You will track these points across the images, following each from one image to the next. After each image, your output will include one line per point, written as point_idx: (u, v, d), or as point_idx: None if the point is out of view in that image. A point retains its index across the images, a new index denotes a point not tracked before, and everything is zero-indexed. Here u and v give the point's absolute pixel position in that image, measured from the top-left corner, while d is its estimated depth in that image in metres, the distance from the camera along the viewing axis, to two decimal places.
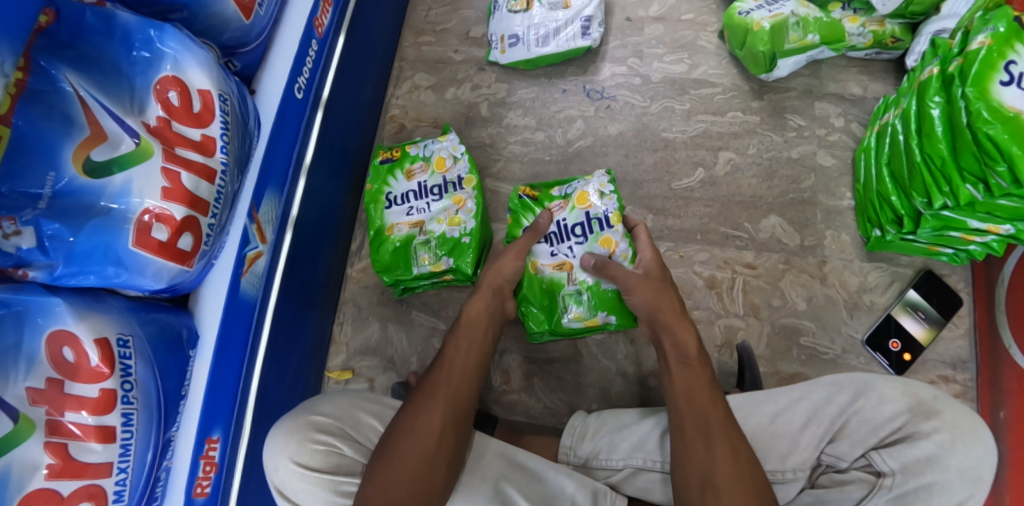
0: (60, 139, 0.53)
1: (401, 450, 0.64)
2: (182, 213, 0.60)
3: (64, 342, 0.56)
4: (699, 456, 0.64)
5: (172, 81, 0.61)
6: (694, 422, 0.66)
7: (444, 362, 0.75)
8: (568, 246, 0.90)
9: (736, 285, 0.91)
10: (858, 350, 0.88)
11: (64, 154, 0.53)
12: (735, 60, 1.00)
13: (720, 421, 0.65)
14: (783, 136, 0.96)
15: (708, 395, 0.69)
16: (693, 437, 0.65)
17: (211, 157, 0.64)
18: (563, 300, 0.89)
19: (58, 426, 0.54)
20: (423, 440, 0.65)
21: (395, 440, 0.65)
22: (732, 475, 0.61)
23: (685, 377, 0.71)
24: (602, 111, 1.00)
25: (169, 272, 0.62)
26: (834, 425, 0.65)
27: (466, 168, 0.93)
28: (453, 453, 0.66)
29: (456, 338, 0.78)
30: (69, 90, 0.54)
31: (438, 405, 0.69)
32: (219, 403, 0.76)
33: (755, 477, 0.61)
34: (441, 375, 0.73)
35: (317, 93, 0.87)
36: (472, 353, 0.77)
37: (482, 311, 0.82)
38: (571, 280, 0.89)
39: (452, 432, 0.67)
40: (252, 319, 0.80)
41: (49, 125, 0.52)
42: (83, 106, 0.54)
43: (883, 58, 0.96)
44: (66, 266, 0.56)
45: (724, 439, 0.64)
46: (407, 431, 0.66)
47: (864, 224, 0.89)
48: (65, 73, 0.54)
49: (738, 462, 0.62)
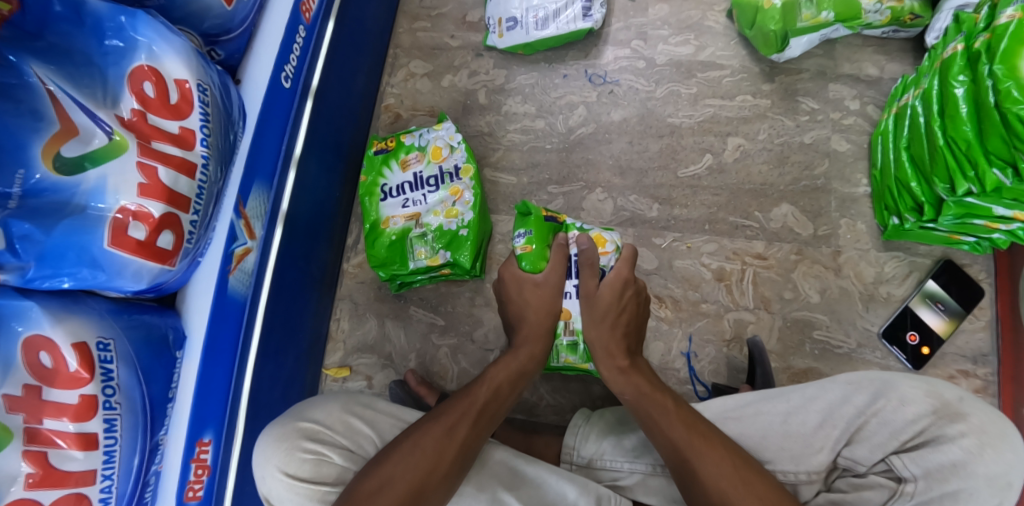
0: (29, 136, 0.50)
1: (396, 479, 0.60)
2: (161, 210, 0.57)
3: (41, 347, 0.54)
4: (701, 468, 0.60)
5: (147, 72, 0.58)
6: (674, 437, 0.63)
7: (468, 395, 0.70)
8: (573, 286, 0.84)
9: (746, 277, 0.87)
10: (874, 343, 0.84)
11: (33, 150, 0.50)
12: (745, 41, 0.96)
13: (697, 430, 0.63)
14: (796, 120, 0.91)
15: (680, 409, 0.66)
16: (682, 452, 0.62)
17: (190, 150, 0.61)
18: (557, 347, 0.85)
19: (37, 434, 0.52)
20: (423, 469, 0.61)
21: (386, 467, 0.61)
22: (735, 480, 0.58)
23: (648, 400, 0.68)
24: (605, 96, 0.96)
25: (150, 272, 0.59)
26: (851, 427, 0.62)
27: (463, 157, 0.90)
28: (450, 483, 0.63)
29: (492, 373, 0.74)
30: (36, 83, 0.51)
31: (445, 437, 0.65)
32: (210, 406, 0.73)
33: (751, 482, 0.58)
34: (460, 407, 0.69)
35: (306, 83, 0.84)
36: (502, 392, 0.73)
37: (530, 357, 0.77)
38: (569, 330, 0.84)
39: (455, 465, 0.64)
40: (243, 319, 0.77)
41: (18, 121, 0.50)
42: (53, 99, 0.52)
43: (901, 36, 0.91)
44: (38, 269, 0.53)
45: (712, 449, 0.61)
46: (406, 458, 0.62)
47: (881, 212, 0.85)
48: (32, 65, 0.51)
49: (732, 466, 0.59)
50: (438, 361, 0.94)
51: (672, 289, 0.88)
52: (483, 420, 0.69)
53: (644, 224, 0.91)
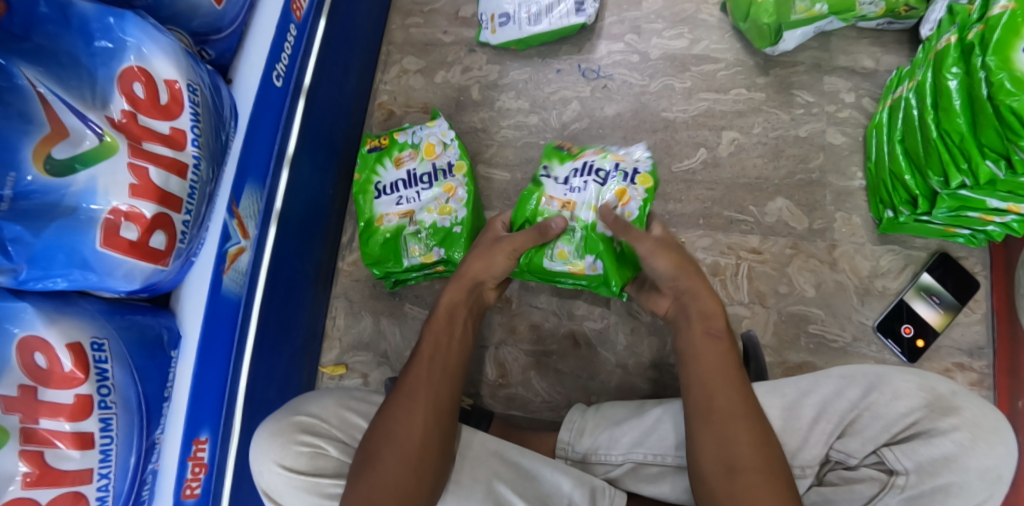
0: (19, 138, 0.50)
1: (383, 460, 0.61)
2: (152, 210, 0.58)
3: (36, 348, 0.55)
4: (725, 437, 0.60)
5: (137, 72, 0.58)
6: (714, 405, 0.62)
7: (419, 358, 0.70)
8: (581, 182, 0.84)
9: (741, 272, 0.87)
10: (870, 337, 0.84)
11: (23, 152, 0.50)
12: (739, 34, 0.95)
13: (739, 401, 0.62)
14: (791, 113, 0.91)
15: (729, 375, 0.64)
16: (716, 418, 0.61)
17: (181, 150, 0.61)
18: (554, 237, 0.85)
19: (33, 434, 0.53)
20: (405, 446, 0.62)
21: (376, 448, 0.62)
22: (753, 458, 0.58)
23: (713, 353, 0.67)
24: (598, 91, 0.95)
25: (143, 273, 0.60)
26: (844, 420, 0.62)
27: (456, 154, 0.90)
28: (437, 459, 0.63)
29: (431, 332, 0.73)
30: (26, 86, 0.51)
31: (415, 410, 0.65)
32: (205, 405, 0.74)
33: (768, 445, 0.59)
34: (418, 373, 0.68)
35: (298, 81, 0.84)
36: (449, 350, 0.72)
37: (452, 306, 0.77)
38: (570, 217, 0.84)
39: (436, 437, 0.64)
40: (238, 317, 0.78)
41: (7, 124, 0.50)
42: (42, 102, 0.52)
43: (896, 28, 0.90)
44: (30, 270, 0.54)
45: (749, 423, 0.60)
46: (389, 438, 0.63)
47: (876, 205, 0.85)
48: (21, 68, 0.51)
49: (759, 444, 0.59)
50: None
51: None
52: (445, 386, 0.68)
53: None
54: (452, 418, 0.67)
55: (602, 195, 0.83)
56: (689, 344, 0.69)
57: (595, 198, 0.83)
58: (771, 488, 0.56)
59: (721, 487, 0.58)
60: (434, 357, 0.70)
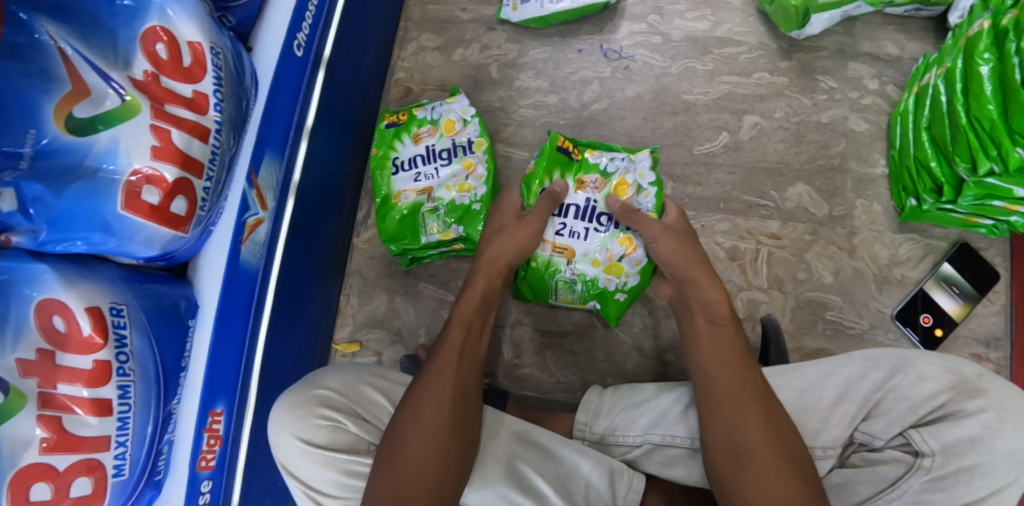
0: (39, 96, 0.50)
1: (416, 441, 0.61)
2: (174, 175, 0.57)
3: (54, 311, 0.54)
4: (733, 420, 0.60)
5: (160, 32, 0.58)
6: (715, 392, 0.63)
7: (449, 341, 0.71)
8: (583, 229, 0.84)
9: (760, 257, 0.86)
10: (887, 324, 0.84)
11: (45, 111, 0.50)
12: (763, 18, 0.93)
13: (745, 385, 0.62)
14: (813, 99, 0.90)
15: (732, 358, 0.66)
16: (721, 402, 0.62)
17: (204, 115, 0.61)
18: (557, 282, 0.84)
19: (51, 399, 0.53)
20: (435, 427, 0.62)
21: (405, 427, 0.62)
22: (764, 442, 0.58)
23: (713, 337, 0.68)
24: (619, 72, 0.94)
25: (162, 239, 0.59)
26: (868, 402, 0.63)
27: (476, 131, 0.89)
28: (465, 444, 0.63)
29: (460, 315, 0.74)
30: (47, 42, 0.51)
31: (446, 392, 0.65)
32: (222, 376, 0.73)
33: (779, 427, 0.59)
34: (448, 355, 0.69)
35: (318, 53, 0.82)
36: (477, 335, 0.73)
37: (481, 292, 0.77)
38: (569, 267, 0.84)
39: (465, 419, 0.65)
40: (255, 289, 0.77)
41: (27, 82, 0.50)
42: (63, 59, 0.52)
43: (923, 15, 0.89)
44: (50, 232, 0.53)
45: (756, 404, 0.61)
46: (422, 418, 0.62)
47: (899, 193, 0.84)
48: (43, 24, 0.51)
49: (769, 428, 0.59)
50: None
51: None
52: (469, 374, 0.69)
53: None
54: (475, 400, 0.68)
55: (605, 246, 0.83)
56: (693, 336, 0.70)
57: (597, 251, 0.83)
58: (780, 473, 0.56)
59: (729, 469, 0.59)
60: (465, 346, 0.71)
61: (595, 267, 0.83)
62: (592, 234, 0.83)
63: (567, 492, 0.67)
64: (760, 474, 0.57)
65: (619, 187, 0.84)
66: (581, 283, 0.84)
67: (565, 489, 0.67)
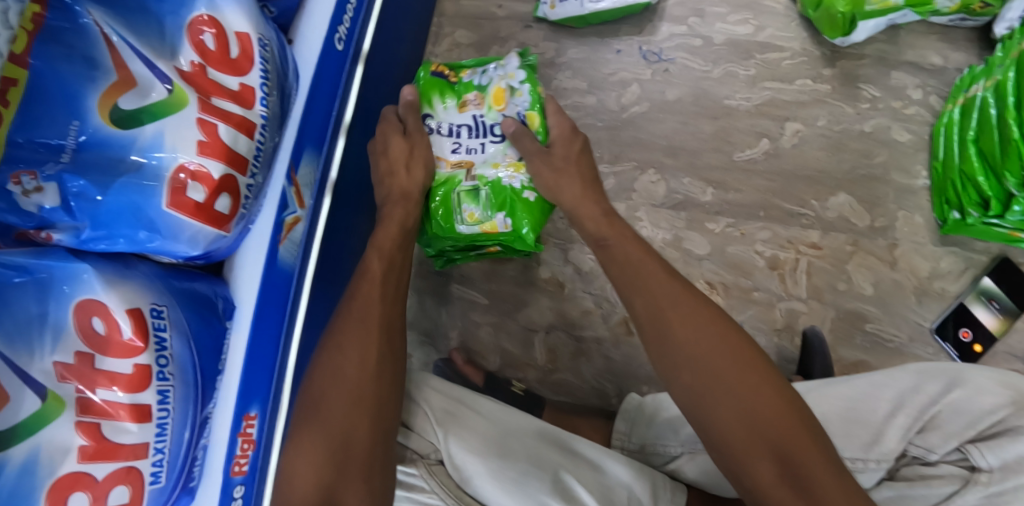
0: (84, 86, 0.47)
1: (333, 396, 0.61)
2: (220, 171, 0.55)
3: (94, 312, 0.51)
4: (688, 347, 0.58)
5: (207, 21, 0.55)
6: (694, 347, 0.58)
7: (365, 281, 0.69)
8: (478, 143, 0.85)
9: (800, 267, 0.85)
10: (926, 338, 0.82)
11: (89, 101, 0.47)
12: (806, 23, 0.92)
13: (688, 311, 0.60)
14: (856, 107, 0.88)
15: (682, 307, 0.61)
16: (662, 329, 0.60)
17: (250, 109, 0.59)
18: (457, 195, 0.83)
19: (90, 405, 0.49)
20: (354, 380, 0.62)
21: (323, 385, 0.62)
22: (728, 368, 0.56)
23: (635, 264, 0.67)
24: (659, 74, 0.92)
25: (206, 238, 0.56)
26: (923, 415, 0.63)
27: (526, 102, 0.84)
28: (382, 388, 0.63)
29: (381, 245, 0.73)
30: (92, 26, 0.48)
31: (369, 340, 0.65)
32: (257, 379, 0.71)
33: (739, 351, 0.57)
34: (365, 297, 0.68)
35: (357, 46, 0.79)
36: (399, 269, 0.73)
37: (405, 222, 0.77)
38: (470, 177, 0.83)
39: (391, 360, 0.65)
40: (291, 290, 0.74)
41: (71, 69, 0.47)
42: (109, 46, 0.48)
43: (968, 25, 0.88)
44: (93, 229, 0.50)
45: (746, 355, 0.57)
46: (336, 370, 0.63)
47: (941, 205, 0.83)
48: (89, 9, 0.48)
49: (729, 353, 0.57)
50: (478, 339, 0.91)
51: (723, 274, 0.86)
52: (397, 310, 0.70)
53: (697, 208, 0.87)
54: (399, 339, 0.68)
55: (504, 153, 0.84)
56: (640, 285, 0.65)
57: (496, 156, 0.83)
58: (751, 401, 0.54)
59: (729, 432, 0.54)
60: (379, 292, 0.69)
61: (496, 169, 0.83)
62: (488, 146, 0.84)
63: (608, 502, 0.65)
64: (763, 431, 0.53)
65: (496, 99, 0.84)
66: (483, 189, 0.83)
67: (608, 500, 0.65)
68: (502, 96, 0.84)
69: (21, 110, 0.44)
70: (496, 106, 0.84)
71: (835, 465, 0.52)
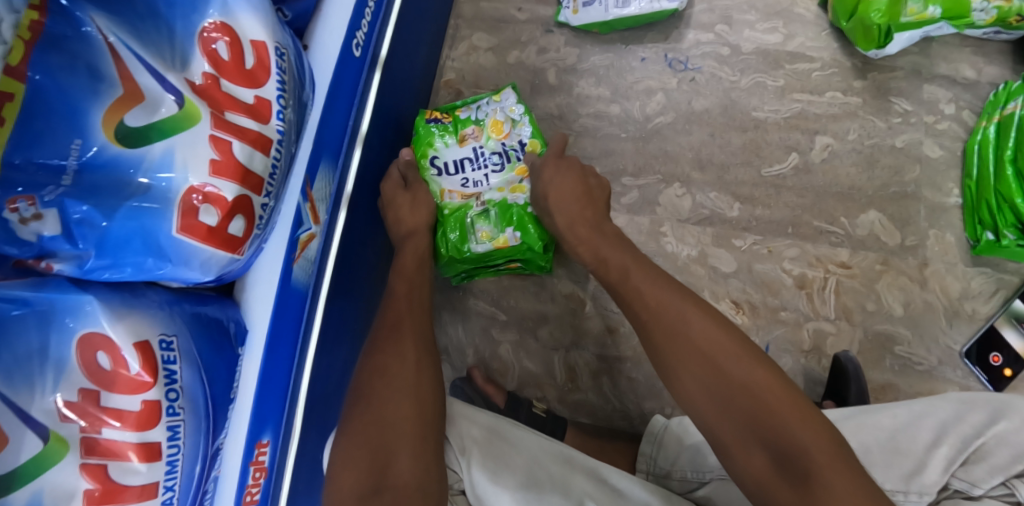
0: (88, 100, 0.40)
1: (382, 392, 0.59)
2: (234, 192, 0.48)
3: (99, 345, 0.46)
4: (663, 340, 0.57)
5: (222, 28, 0.48)
6: (673, 339, 0.57)
7: (397, 296, 0.72)
8: (482, 176, 0.85)
9: (829, 286, 0.82)
10: (956, 362, 0.80)
11: (92, 117, 0.40)
12: (837, 33, 0.89)
13: (665, 304, 0.60)
14: (888, 121, 0.86)
15: (667, 299, 0.61)
16: (645, 326, 0.60)
17: (265, 124, 0.51)
18: (470, 219, 0.83)
19: (96, 445, 0.44)
20: (400, 376, 0.61)
21: (371, 381, 0.61)
22: (691, 362, 0.55)
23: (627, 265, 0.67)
24: (685, 84, 0.89)
25: (219, 263, 0.50)
26: (967, 446, 0.58)
27: (527, 130, 0.86)
28: (433, 384, 0.62)
29: (402, 264, 0.75)
30: (96, 36, 0.41)
31: (408, 343, 0.65)
32: (269, 405, 0.67)
33: (706, 343, 0.56)
34: (399, 310, 0.69)
35: (375, 53, 0.75)
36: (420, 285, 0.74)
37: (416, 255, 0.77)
38: (478, 201, 0.83)
39: (427, 361, 0.64)
40: (304, 310, 0.70)
41: (73, 81, 0.40)
42: (114, 57, 0.42)
43: (1002, 38, 0.86)
44: (98, 258, 0.44)
45: (723, 338, 0.55)
46: (385, 369, 0.61)
47: (974, 224, 0.81)
48: (91, 15, 0.41)
49: (696, 344, 0.56)
50: (497, 357, 0.88)
51: (750, 293, 0.83)
52: (422, 316, 0.70)
53: (724, 224, 0.85)
54: (429, 344, 0.67)
55: (506, 179, 0.85)
56: (626, 285, 0.65)
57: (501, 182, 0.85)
58: (721, 392, 0.53)
59: (709, 417, 0.53)
60: (412, 303, 0.71)
61: (502, 192, 0.84)
62: (493, 175, 0.85)
63: None
64: (742, 413, 0.51)
65: (495, 130, 0.86)
66: (493, 210, 0.83)
67: None
68: (502, 126, 0.86)
69: (22, 126, 0.37)
70: (496, 136, 0.85)
71: (836, 440, 0.49)
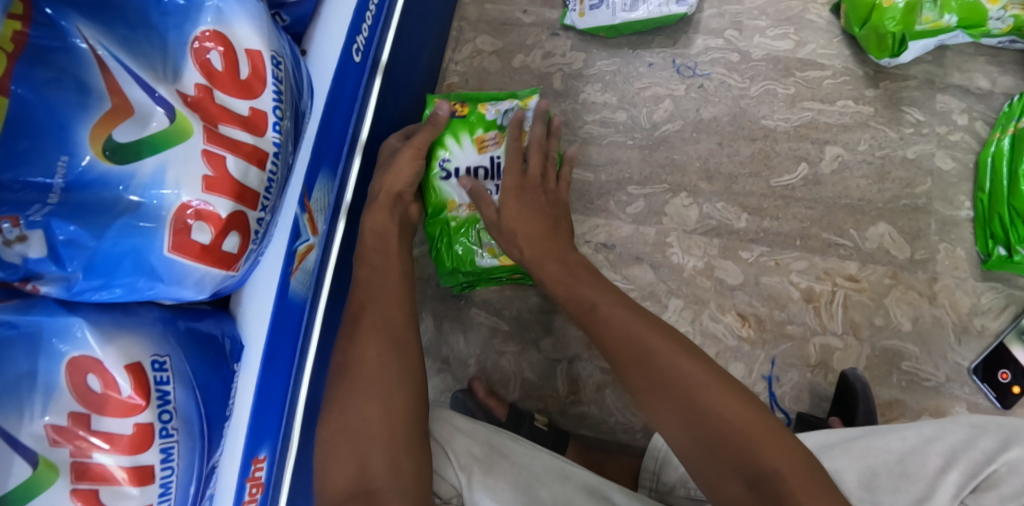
0: (75, 111, 0.38)
1: (352, 397, 0.60)
2: (228, 208, 0.45)
3: (89, 368, 0.43)
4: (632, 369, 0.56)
5: (214, 37, 0.45)
6: (644, 365, 0.55)
7: (365, 283, 0.70)
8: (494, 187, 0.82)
9: (836, 300, 0.81)
10: (964, 378, 0.78)
11: (80, 133, 0.38)
12: (849, 40, 0.87)
13: (630, 330, 0.59)
14: (900, 132, 0.84)
15: (633, 329, 0.59)
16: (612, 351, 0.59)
17: (261, 137, 0.49)
18: (476, 231, 0.82)
19: (87, 469, 0.42)
20: (367, 374, 0.61)
21: (344, 386, 0.61)
22: (663, 392, 0.54)
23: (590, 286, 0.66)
24: (694, 90, 0.87)
25: (214, 281, 0.47)
26: (977, 471, 0.57)
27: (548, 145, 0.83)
28: (400, 376, 0.62)
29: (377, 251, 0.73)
30: (83, 47, 0.38)
31: (373, 334, 0.64)
32: (267, 420, 0.65)
33: (677, 371, 0.54)
34: (367, 296, 0.68)
35: (376, 57, 0.73)
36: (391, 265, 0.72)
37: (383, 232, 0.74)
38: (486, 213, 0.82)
39: (396, 352, 0.63)
40: (301, 322, 0.69)
41: (60, 95, 0.37)
42: (103, 69, 0.39)
43: (1017, 47, 0.84)
44: (87, 279, 0.41)
45: (694, 367, 0.54)
46: (353, 370, 0.62)
47: (985, 239, 0.79)
48: (78, 24, 0.38)
49: (668, 372, 0.54)
50: (499, 368, 0.87)
51: (757, 306, 0.82)
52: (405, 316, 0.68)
53: (731, 235, 0.83)
54: (417, 355, 0.65)
55: None
56: (589, 312, 0.63)
57: None
58: (696, 424, 0.51)
59: (686, 453, 0.52)
60: (382, 284, 0.69)
61: None
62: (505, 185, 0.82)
63: None
64: (721, 443, 0.50)
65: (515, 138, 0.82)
66: None
67: None
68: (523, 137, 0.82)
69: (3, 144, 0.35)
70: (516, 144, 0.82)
71: (811, 465, 0.48)
